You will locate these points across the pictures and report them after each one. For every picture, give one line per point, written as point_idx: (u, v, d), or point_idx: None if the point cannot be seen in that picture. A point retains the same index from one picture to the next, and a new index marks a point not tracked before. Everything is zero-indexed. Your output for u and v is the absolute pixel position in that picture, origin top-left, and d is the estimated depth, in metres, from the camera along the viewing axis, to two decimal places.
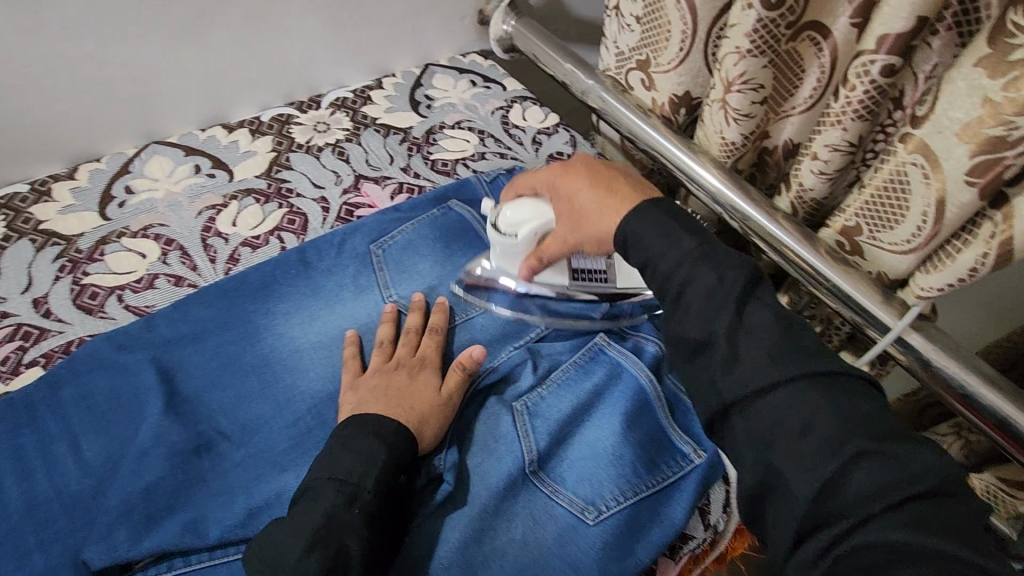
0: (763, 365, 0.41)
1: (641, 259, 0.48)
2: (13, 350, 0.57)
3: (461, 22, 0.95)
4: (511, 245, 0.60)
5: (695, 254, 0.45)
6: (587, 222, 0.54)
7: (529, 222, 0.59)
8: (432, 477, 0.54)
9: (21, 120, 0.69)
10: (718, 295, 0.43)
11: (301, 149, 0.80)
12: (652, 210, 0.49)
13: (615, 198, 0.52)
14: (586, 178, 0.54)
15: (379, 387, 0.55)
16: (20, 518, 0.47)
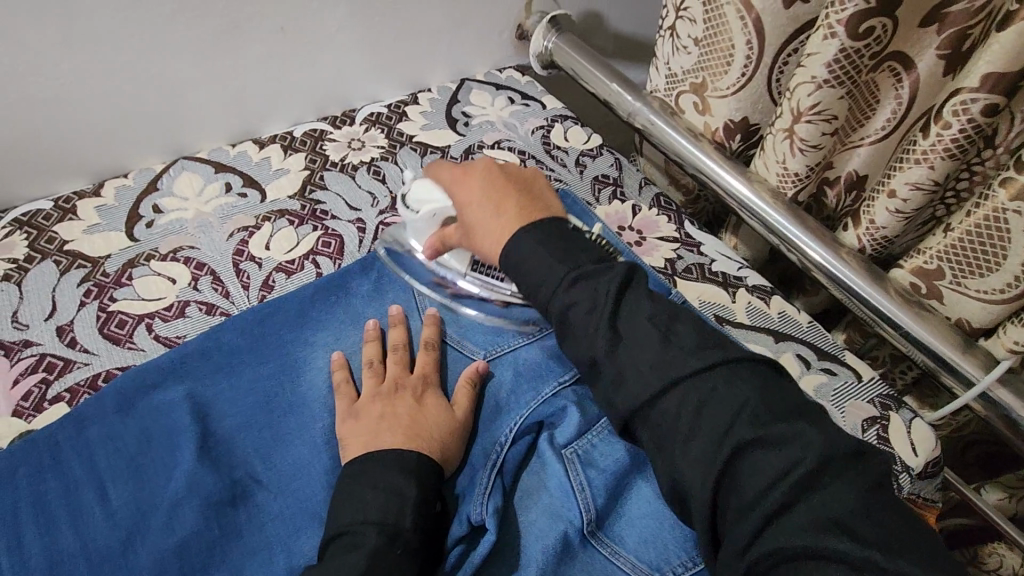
0: (669, 401, 0.41)
1: (522, 288, 0.49)
2: (35, 383, 0.53)
3: (500, 37, 0.91)
4: (415, 222, 0.62)
5: (568, 278, 0.46)
6: (474, 234, 0.53)
7: (433, 201, 0.60)
8: (470, 526, 0.48)
9: (46, 134, 0.66)
10: (592, 318, 0.45)
11: (335, 168, 0.76)
12: (530, 236, 0.49)
13: (502, 217, 0.52)
14: (477, 191, 0.54)
15: (386, 416, 0.51)
16: (45, 574, 0.44)
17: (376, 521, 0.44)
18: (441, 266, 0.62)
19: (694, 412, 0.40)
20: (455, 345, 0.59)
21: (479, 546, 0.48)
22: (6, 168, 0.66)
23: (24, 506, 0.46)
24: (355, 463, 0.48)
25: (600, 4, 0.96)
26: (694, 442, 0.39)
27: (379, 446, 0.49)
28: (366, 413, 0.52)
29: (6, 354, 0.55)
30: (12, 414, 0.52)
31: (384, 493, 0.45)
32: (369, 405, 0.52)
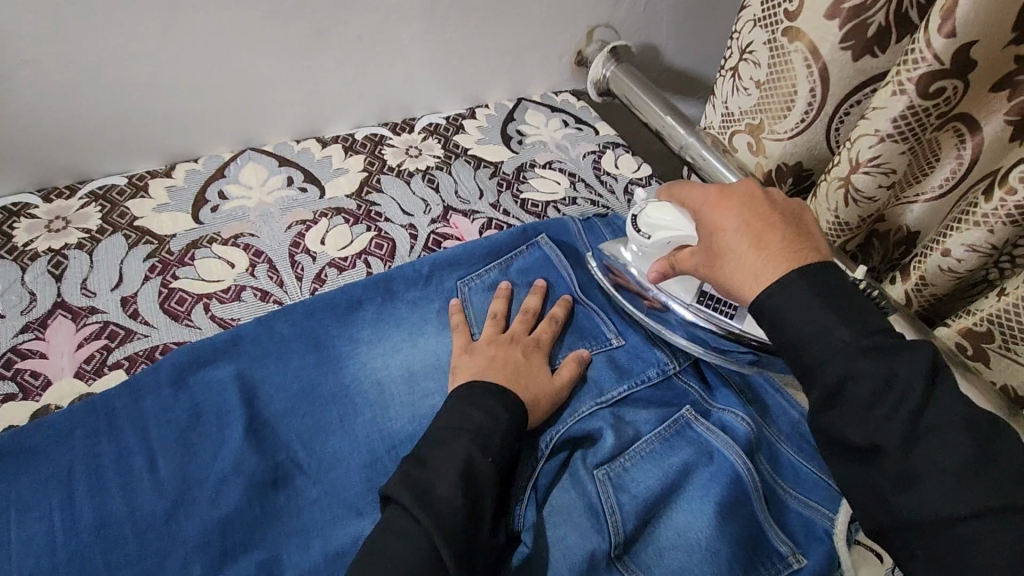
0: (954, 490, 0.35)
1: (782, 341, 0.42)
2: (98, 349, 0.56)
3: (560, 61, 0.93)
4: (644, 245, 0.58)
5: (856, 345, 0.38)
6: (720, 267, 0.46)
7: (666, 226, 0.55)
8: (506, 535, 0.49)
9: (131, 116, 0.69)
10: (886, 395, 0.36)
11: (392, 173, 0.79)
12: (806, 287, 0.41)
13: (762, 257, 0.43)
14: (734, 219, 0.45)
15: (501, 360, 0.55)
16: (93, 534, 0.45)
17: (471, 431, 0.47)
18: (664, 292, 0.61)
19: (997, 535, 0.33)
20: None
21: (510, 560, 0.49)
22: (89, 143, 0.69)
23: (79, 465, 0.48)
24: (463, 385, 0.51)
25: (659, 37, 0.99)
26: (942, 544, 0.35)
27: (486, 379, 0.53)
28: (481, 351, 0.57)
29: (73, 318, 0.58)
30: (74, 375, 0.54)
31: (486, 414, 0.48)
32: (484, 346, 0.57)
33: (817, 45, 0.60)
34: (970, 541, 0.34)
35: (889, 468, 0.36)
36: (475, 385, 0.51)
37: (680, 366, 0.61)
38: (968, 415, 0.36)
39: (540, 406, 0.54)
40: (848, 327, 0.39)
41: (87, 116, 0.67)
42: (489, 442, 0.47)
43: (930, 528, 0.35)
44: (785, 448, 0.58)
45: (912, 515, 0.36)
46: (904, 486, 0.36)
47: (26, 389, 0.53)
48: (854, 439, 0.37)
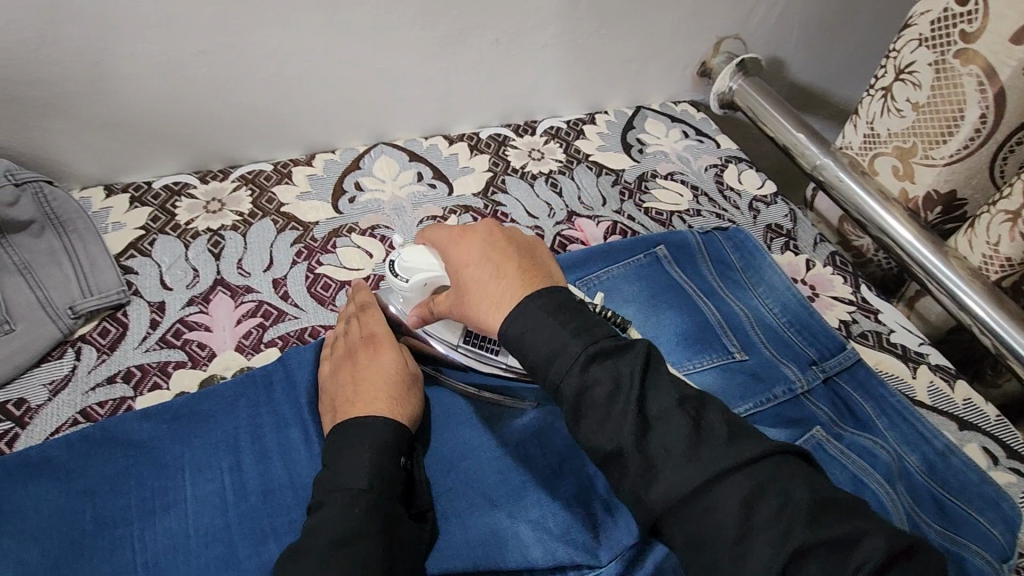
0: (679, 464, 0.37)
1: (528, 365, 0.43)
2: (254, 326, 0.60)
3: (683, 71, 0.92)
4: (405, 291, 0.56)
5: (585, 355, 0.40)
6: (468, 299, 0.47)
7: (422, 268, 0.54)
8: (641, 534, 0.48)
9: (283, 107, 0.73)
10: (616, 400, 0.39)
11: (516, 174, 0.80)
12: (537, 307, 0.42)
13: (501, 286, 0.45)
14: (474, 253, 0.48)
15: (361, 382, 0.52)
16: (259, 498, 0.48)
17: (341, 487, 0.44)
18: (432, 336, 0.58)
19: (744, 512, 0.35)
20: None
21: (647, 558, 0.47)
22: (243, 130, 0.74)
23: (242, 432, 0.51)
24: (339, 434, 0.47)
25: (787, 50, 0.96)
26: (749, 542, 0.34)
27: (351, 415, 0.49)
28: (334, 385, 0.52)
29: (232, 295, 0.62)
30: (235, 349, 0.58)
31: (354, 462, 0.45)
32: (335, 379, 0.53)
33: (996, 68, 0.57)
34: (709, 520, 0.35)
35: (636, 466, 0.38)
36: (358, 423, 0.48)
37: (809, 387, 0.57)
38: (680, 396, 0.39)
39: (410, 403, 0.52)
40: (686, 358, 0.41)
41: (246, 105, 0.71)
42: (355, 485, 0.44)
43: (681, 509, 0.36)
44: (944, 494, 0.51)
45: (664, 501, 0.37)
46: (648, 471, 0.37)
47: (194, 358, 0.57)
48: (677, 485, 0.36)
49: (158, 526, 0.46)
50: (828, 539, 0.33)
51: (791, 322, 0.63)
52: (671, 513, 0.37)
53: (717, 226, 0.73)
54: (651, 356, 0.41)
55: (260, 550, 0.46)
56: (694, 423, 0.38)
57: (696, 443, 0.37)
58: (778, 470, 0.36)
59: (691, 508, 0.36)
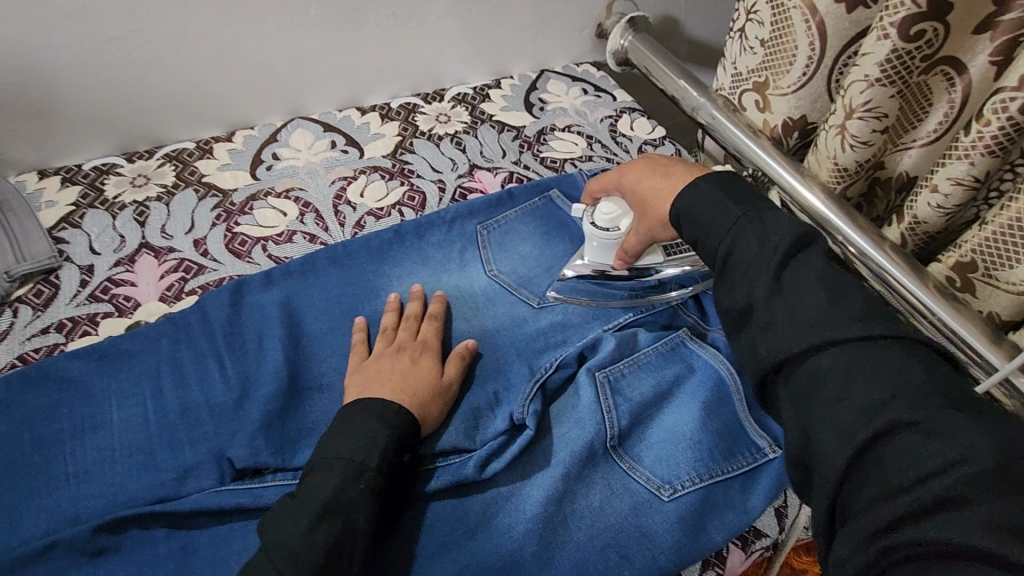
0: (797, 327, 0.40)
1: (694, 235, 0.50)
2: (176, 279, 0.66)
3: (580, 34, 0.99)
4: (604, 239, 0.63)
5: (744, 218, 0.46)
6: (650, 204, 0.56)
7: (619, 217, 0.63)
8: (511, 423, 0.56)
9: (197, 88, 0.79)
10: (762, 258, 0.44)
11: (424, 136, 0.87)
12: (708, 185, 0.50)
13: (672, 181, 0.54)
14: (641, 171, 0.58)
15: (386, 369, 0.55)
16: (177, 416, 0.55)
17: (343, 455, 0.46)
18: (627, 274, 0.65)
19: (846, 379, 0.37)
20: (507, 287, 0.69)
21: (517, 442, 0.55)
22: (164, 112, 0.80)
23: (163, 365, 0.58)
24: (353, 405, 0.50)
25: (677, 9, 1.04)
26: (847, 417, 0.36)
27: (371, 394, 0.52)
28: (367, 367, 0.56)
29: (156, 255, 0.68)
30: (158, 299, 0.65)
31: (367, 435, 0.47)
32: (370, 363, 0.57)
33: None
34: (815, 381, 0.38)
35: (757, 321, 0.42)
36: (372, 402, 0.50)
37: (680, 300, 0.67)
38: (819, 273, 0.42)
39: (431, 408, 0.53)
40: (791, 221, 0.45)
41: (163, 88, 0.78)
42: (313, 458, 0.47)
43: (791, 363, 0.40)
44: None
45: (776, 353, 0.40)
46: (764, 330, 0.41)
47: (121, 309, 0.63)
48: (790, 342, 0.40)
49: (86, 443, 0.53)
50: (931, 427, 0.34)
51: None
52: (781, 368, 0.40)
53: (605, 169, 0.81)
54: (810, 234, 0.44)
55: (177, 455, 0.52)
56: (828, 298, 0.40)
57: (825, 330, 0.39)
58: (895, 359, 0.37)
59: (801, 366, 0.39)
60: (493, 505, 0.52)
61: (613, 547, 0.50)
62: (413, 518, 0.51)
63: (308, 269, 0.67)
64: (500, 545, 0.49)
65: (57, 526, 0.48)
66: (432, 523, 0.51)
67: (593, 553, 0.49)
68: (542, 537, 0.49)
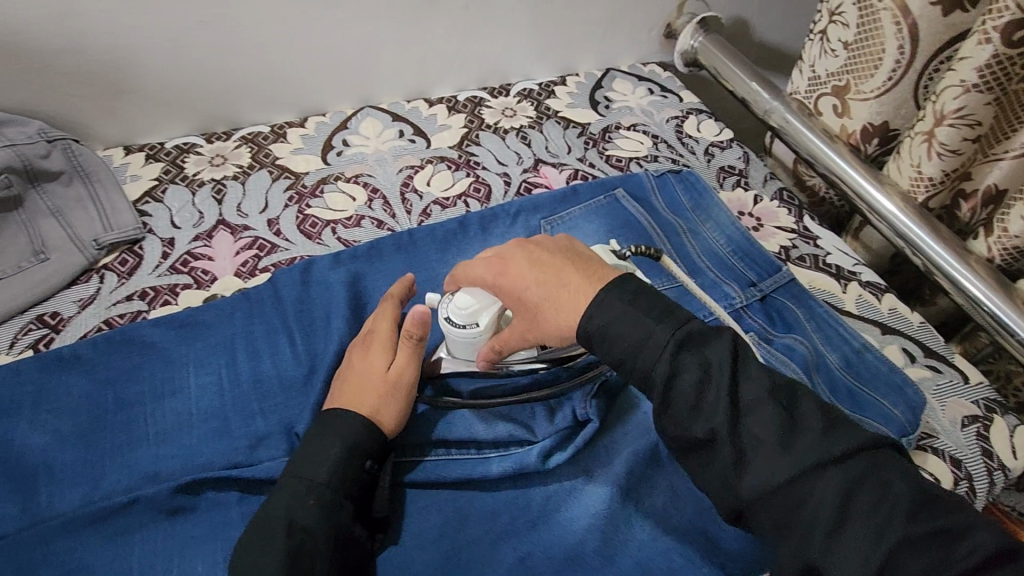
0: (774, 451, 0.39)
1: (612, 359, 0.45)
2: (250, 256, 0.69)
3: (649, 33, 0.98)
4: (469, 336, 0.55)
5: (674, 343, 0.43)
6: (541, 315, 0.49)
7: (483, 306, 0.55)
8: (574, 420, 0.55)
9: (276, 72, 0.82)
10: (706, 390, 0.42)
11: (489, 129, 0.87)
12: (614, 299, 0.45)
13: (566, 290, 0.48)
14: (526, 274, 0.50)
15: (347, 375, 0.54)
16: (250, 386, 0.57)
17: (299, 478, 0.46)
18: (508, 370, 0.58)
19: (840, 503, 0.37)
20: None
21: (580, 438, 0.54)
22: (242, 95, 0.83)
23: (237, 337, 0.60)
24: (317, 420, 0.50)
25: (749, 11, 1.02)
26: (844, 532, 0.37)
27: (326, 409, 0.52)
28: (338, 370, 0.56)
29: (232, 232, 0.71)
30: (234, 274, 0.67)
31: (317, 459, 0.47)
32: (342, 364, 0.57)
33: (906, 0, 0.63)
34: (803, 507, 0.38)
35: (727, 458, 0.40)
36: (330, 413, 0.50)
37: (746, 301, 0.65)
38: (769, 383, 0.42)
39: (384, 409, 0.52)
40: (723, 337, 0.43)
41: (249, 73, 0.81)
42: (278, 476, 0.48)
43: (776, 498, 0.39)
44: (860, 386, 0.57)
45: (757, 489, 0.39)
46: (738, 465, 0.40)
47: (199, 281, 0.66)
48: (771, 474, 0.39)
49: (166, 406, 0.55)
50: (938, 525, 0.36)
51: (736, 251, 0.70)
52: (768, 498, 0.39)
53: (672, 169, 0.79)
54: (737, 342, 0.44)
55: (250, 424, 0.54)
56: (788, 413, 0.41)
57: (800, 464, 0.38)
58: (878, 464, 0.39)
59: (788, 495, 0.38)
60: (555, 497, 0.52)
61: (677, 551, 0.48)
62: (475, 504, 0.51)
63: (375, 256, 0.68)
64: (562, 539, 0.50)
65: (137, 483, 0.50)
66: (492, 510, 0.51)
67: (656, 554, 0.48)
68: (604, 533, 0.49)
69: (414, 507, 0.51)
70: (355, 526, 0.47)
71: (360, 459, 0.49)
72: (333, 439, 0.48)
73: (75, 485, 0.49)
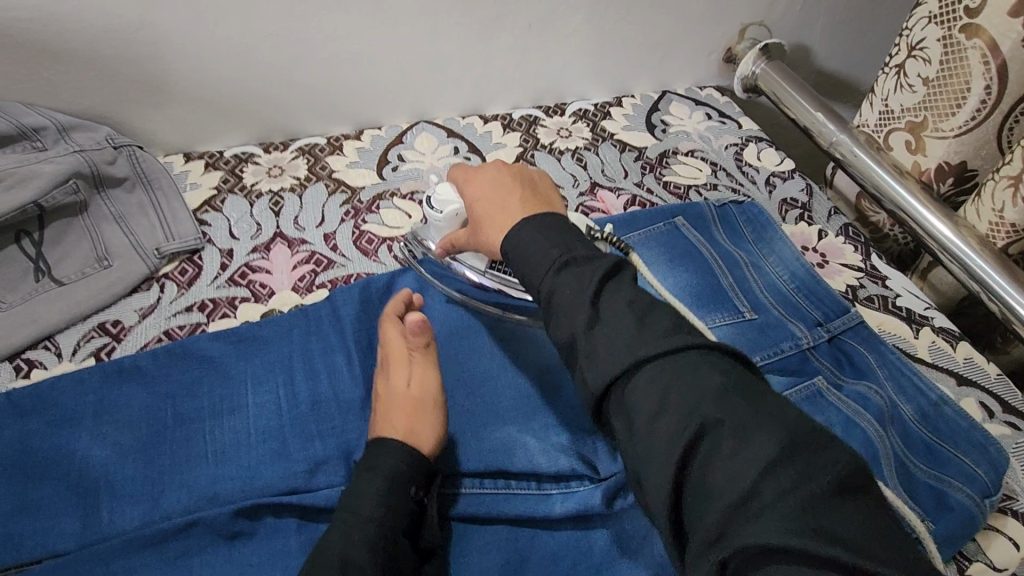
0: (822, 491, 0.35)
1: (524, 277, 0.44)
2: (307, 271, 0.68)
3: (708, 57, 0.97)
4: (437, 220, 0.61)
5: (564, 262, 0.41)
6: (482, 229, 0.51)
7: (451, 202, 0.60)
8: None
9: (337, 85, 0.82)
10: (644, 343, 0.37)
11: (545, 150, 0.86)
12: (532, 226, 0.44)
13: (505, 210, 0.48)
14: (485, 192, 0.51)
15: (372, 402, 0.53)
16: (308, 408, 0.56)
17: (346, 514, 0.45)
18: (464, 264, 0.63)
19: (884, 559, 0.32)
20: None
21: None
22: (301, 107, 0.83)
23: (296, 355, 0.59)
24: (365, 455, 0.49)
25: (812, 38, 1.00)
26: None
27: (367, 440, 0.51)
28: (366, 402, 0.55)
29: (289, 246, 0.71)
30: (291, 289, 0.67)
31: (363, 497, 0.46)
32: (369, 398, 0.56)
33: (998, 41, 0.60)
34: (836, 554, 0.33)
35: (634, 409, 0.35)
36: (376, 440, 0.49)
37: (814, 342, 0.62)
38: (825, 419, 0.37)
39: (417, 424, 0.51)
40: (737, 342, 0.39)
41: (311, 86, 0.81)
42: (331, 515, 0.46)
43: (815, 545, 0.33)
44: (938, 443, 0.56)
45: None
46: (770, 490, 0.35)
47: (257, 295, 0.66)
48: None
49: (225, 424, 0.54)
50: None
51: (801, 289, 0.67)
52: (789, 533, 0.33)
53: (733, 200, 0.77)
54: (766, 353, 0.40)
55: (308, 447, 0.53)
56: None
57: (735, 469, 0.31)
58: None
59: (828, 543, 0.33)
60: (619, 542, 0.51)
61: None
62: (536, 545, 0.50)
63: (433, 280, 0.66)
64: None
65: (196, 504, 0.50)
66: (554, 553, 0.50)
67: None
68: None
69: (475, 545, 0.50)
70: (408, 556, 0.46)
71: (405, 487, 0.48)
72: (379, 478, 0.47)
73: (136, 502, 0.49)
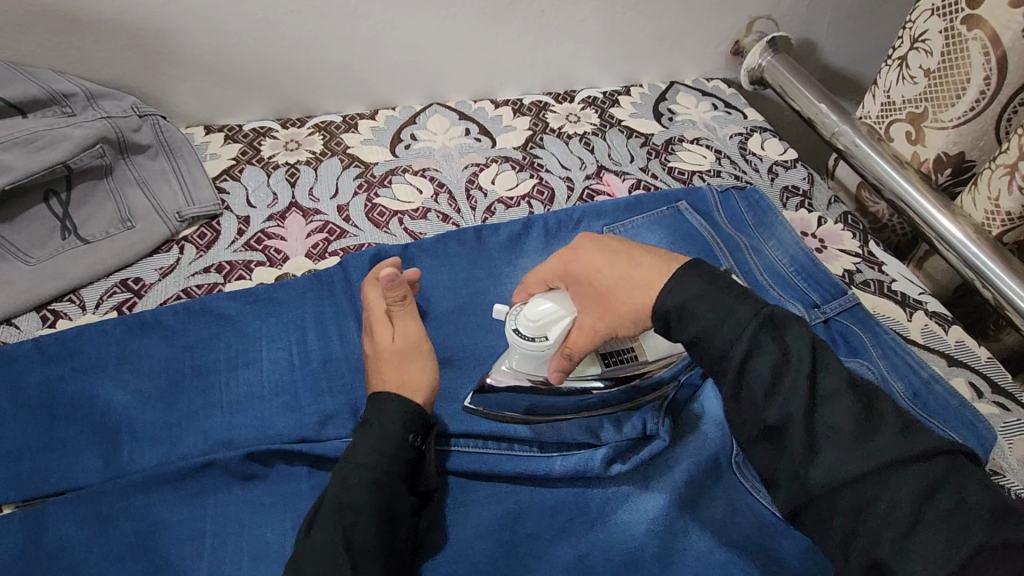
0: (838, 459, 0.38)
1: (692, 336, 0.44)
2: (321, 239, 0.71)
3: (716, 49, 0.99)
4: (536, 348, 0.53)
5: (756, 320, 0.42)
6: (614, 302, 0.49)
7: (547, 321, 0.52)
8: (641, 431, 0.55)
9: (353, 65, 0.85)
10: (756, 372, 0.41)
11: (553, 134, 0.89)
12: (692, 276, 0.45)
13: (641, 271, 0.47)
14: (599, 260, 0.50)
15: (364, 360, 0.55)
16: (319, 365, 0.58)
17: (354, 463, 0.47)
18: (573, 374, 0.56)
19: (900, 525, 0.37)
20: None
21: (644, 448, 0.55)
22: (318, 85, 0.85)
23: (308, 316, 0.62)
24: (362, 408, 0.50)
25: (819, 33, 1.01)
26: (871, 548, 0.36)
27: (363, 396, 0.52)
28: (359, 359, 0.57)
29: (304, 215, 0.73)
30: (305, 255, 0.69)
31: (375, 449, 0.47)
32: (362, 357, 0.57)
33: (998, 33, 0.62)
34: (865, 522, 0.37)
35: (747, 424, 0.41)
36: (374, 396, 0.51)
37: (810, 322, 0.64)
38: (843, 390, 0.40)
39: (412, 376, 0.52)
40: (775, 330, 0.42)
41: (329, 65, 0.84)
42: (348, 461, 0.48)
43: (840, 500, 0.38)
44: (929, 419, 0.57)
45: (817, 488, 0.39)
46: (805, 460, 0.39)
47: (272, 260, 0.68)
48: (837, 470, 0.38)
49: (239, 377, 0.57)
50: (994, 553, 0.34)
51: (799, 272, 0.69)
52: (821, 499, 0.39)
53: (735, 186, 0.79)
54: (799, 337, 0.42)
55: (319, 401, 0.56)
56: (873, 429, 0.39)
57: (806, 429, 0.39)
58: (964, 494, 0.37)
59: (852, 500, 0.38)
60: (614, 499, 0.53)
61: (735, 564, 0.49)
62: (535, 499, 0.53)
63: (441, 250, 0.69)
64: (620, 541, 0.50)
65: (212, 447, 0.52)
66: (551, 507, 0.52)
67: (714, 565, 0.49)
68: (663, 539, 0.50)
69: (477, 496, 0.52)
70: (406, 498, 0.47)
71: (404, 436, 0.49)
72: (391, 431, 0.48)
73: (155, 443, 0.52)
